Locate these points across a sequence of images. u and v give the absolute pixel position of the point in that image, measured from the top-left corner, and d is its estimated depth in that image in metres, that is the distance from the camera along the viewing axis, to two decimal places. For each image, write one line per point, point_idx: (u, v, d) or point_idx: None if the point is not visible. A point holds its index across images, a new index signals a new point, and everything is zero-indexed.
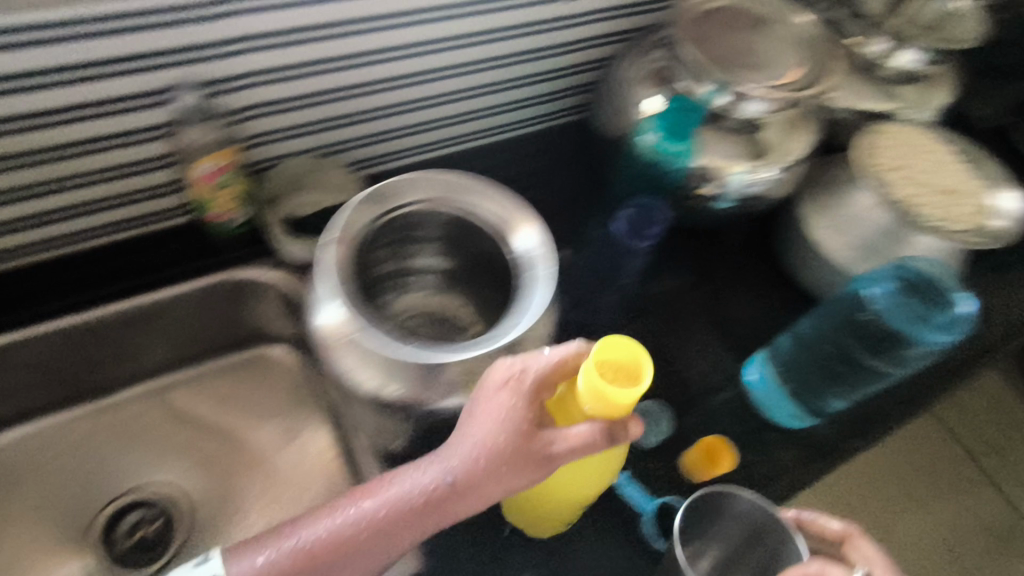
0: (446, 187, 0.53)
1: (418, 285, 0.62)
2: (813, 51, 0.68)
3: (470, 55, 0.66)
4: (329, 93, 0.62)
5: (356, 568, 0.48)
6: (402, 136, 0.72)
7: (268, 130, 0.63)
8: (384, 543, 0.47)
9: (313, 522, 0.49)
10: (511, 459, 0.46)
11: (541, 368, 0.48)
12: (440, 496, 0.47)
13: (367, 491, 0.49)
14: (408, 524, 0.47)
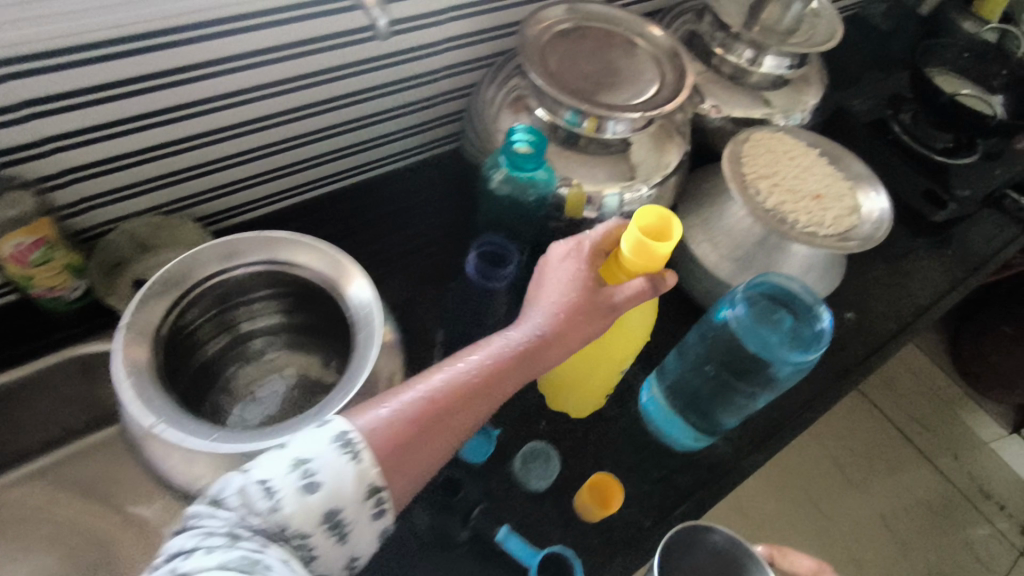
0: (250, 249, 0.49)
1: (264, 348, 0.57)
2: (668, 66, 0.67)
3: (311, 97, 0.63)
4: (156, 151, 0.58)
5: (427, 452, 0.43)
6: (254, 186, 0.68)
7: (93, 196, 0.59)
8: (469, 408, 0.45)
9: (391, 399, 0.43)
10: (586, 310, 0.51)
11: (594, 239, 0.55)
12: (530, 346, 0.49)
13: (446, 366, 0.46)
14: (487, 391, 0.46)
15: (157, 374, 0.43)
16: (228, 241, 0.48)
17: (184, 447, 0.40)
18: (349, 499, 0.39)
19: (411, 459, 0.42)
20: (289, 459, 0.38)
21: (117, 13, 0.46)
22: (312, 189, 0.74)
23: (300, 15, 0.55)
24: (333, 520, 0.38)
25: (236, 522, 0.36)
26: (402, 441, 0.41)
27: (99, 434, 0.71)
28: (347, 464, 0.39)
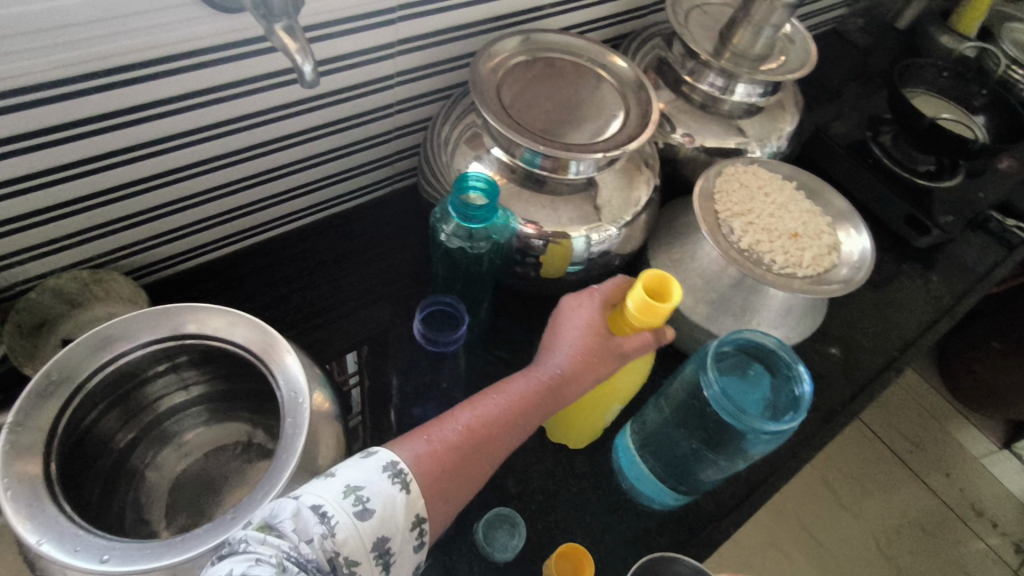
0: (154, 323, 0.44)
1: (191, 420, 0.53)
2: (633, 99, 0.64)
3: (246, 139, 0.58)
4: (73, 204, 0.53)
5: (465, 487, 0.42)
6: (197, 233, 0.64)
7: (5, 255, 0.53)
8: (498, 446, 0.44)
9: (427, 434, 0.42)
10: (600, 353, 0.50)
11: (605, 290, 0.53)
12: (558, 381, 0.48)
13: (474, 403, 0.45)
14: (515, 428, 0.46)
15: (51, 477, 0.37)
16: (124, 318, 0.43)
17: (73, 569, 0.34)
18: (398, 527, 0.37)
19: (445, 495, 0.41)
20: (341, 485, 0.36)
21: (6, 61, 0.41)
22: (257, 233, 0.70)
23: (224, 56, 0.50)
24: (379, 551, 0.36)
25: (287, 551, 0.32)
26: (438, 476, 0.40)
27: None
28: (396, 492, 0.38)
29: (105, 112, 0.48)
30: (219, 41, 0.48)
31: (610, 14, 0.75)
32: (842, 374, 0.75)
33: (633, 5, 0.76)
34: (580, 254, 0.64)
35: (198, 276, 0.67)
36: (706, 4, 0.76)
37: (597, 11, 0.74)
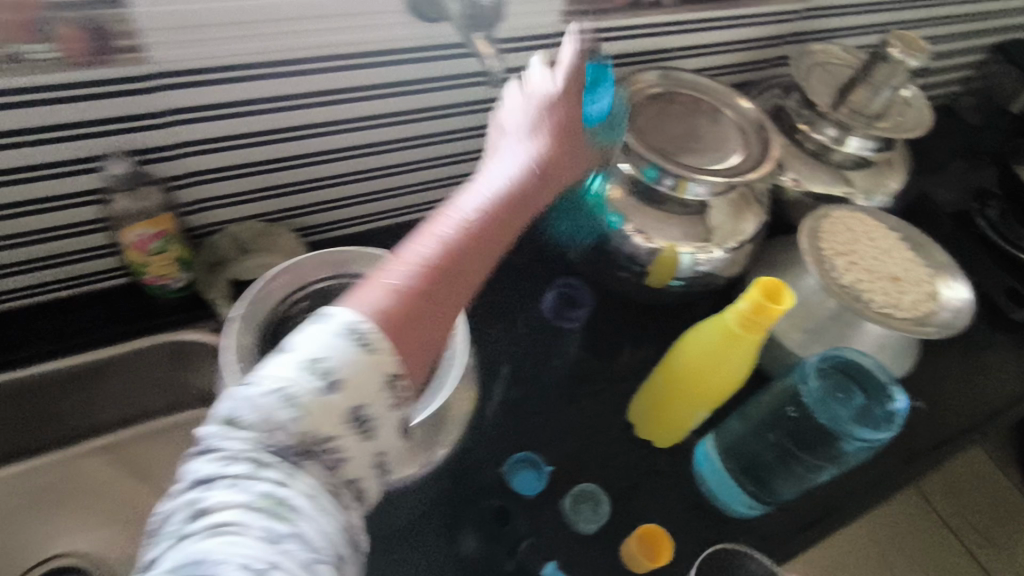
0: (352, 260, 0.57)
1: None
2: (751, 136, 0.69)
3: (408, 129, 0.68)
4: (267, 163, 0.63)
5: (464, 283, 0.41)
6: (352, 206, 0.74)
7: (204, 199, 0.63)
8: (486, 250, 0.42)
9: (388, 269, 0.39)
10: (556, 148, 0.49)
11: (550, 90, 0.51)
12: (513, 194, 0.45)
13: (427, 229, 0.41)
14: (473, 261, 0.41)
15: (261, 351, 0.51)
16: (341, 252, 0.56)
17: None
18: (371, 395, 0.36)
19: (424, 339, 0.39)
20: (300, 360, 0.35)
21: (259, 39, 0.53)
22: (397, 215, 0.78)
23: (412, 56, 0.60)
24: (355, 416, 0.36)
25: (255, 444, 0.33)
26: (399, 336, 0.37)
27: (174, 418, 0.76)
28: (358, 356, 0.35)
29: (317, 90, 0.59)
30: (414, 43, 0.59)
31: (734, 63, 0.82)
32: (926, 426, 0.76)
33: (757, 58, 0.83)
34: (686, 268, 0.71)
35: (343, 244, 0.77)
36: (828, 62, 0.81)
37: (724, 59, 0.81)
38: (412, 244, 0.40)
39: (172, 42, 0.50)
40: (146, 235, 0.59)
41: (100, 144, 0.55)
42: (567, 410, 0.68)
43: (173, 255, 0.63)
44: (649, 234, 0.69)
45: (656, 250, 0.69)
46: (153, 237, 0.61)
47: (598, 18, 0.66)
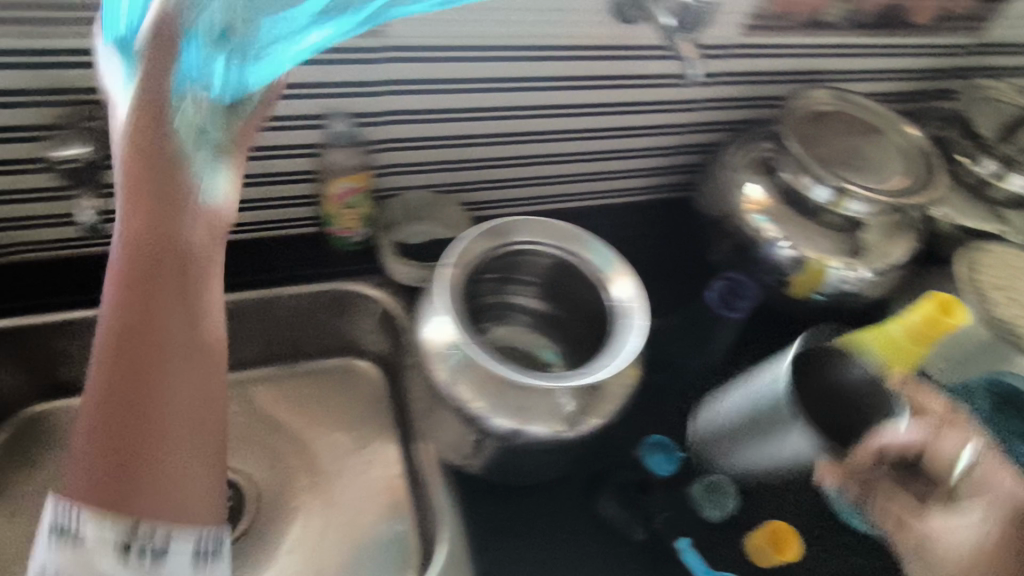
0: (565, 237, 0.60)
1: (508, 324, 0.65)
2: (918, 164, 0.71)
3: (581, 122, 0.73)
4: (452, 138, 0.68)
5: (160, 242, 0.39)
6: (515, 188, 0.78)
7: (394, 165, 0.69)
8: (151, 207, 0.39)
9: (105, 284, 0.38)
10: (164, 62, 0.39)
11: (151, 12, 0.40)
12: (153, 114, 0.40)
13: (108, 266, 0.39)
14: (178, 200, 0.41)
15: (456, 287, 0.56)
16: (559, 227, 0.60)
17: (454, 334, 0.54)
18: (109, 547, 0.33)
19: (177, 453, 0.36)
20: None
21: (483, 25, 0.59)
22: (547, 205, 0.82)
23: (604, 54, 0.65)
24: (134, 545, 0.34)
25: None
26: (114, 394, 0.36)
27: (327, 360, 0.85)
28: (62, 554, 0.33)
29: (517, 71, 0.64)
30: (610, 37, 0.64)
31: (897, 91, 0.83)
32: None
33: (919, 89, 0.84)
34: (831, 284, 0.72)
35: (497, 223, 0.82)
36: (999, 98, 0.80)
37: (888, 86, 0.82)
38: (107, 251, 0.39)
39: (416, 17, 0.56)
40: (350, 190, 0.66)
41: (326, 103, 0.60)
42: (702, 407, 0.70)
43: (364, 212, 0.70)
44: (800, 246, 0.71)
45: (805, 260, 0.71)
46: (339, 198, 0.67)
47: (774, 34, 0.70)
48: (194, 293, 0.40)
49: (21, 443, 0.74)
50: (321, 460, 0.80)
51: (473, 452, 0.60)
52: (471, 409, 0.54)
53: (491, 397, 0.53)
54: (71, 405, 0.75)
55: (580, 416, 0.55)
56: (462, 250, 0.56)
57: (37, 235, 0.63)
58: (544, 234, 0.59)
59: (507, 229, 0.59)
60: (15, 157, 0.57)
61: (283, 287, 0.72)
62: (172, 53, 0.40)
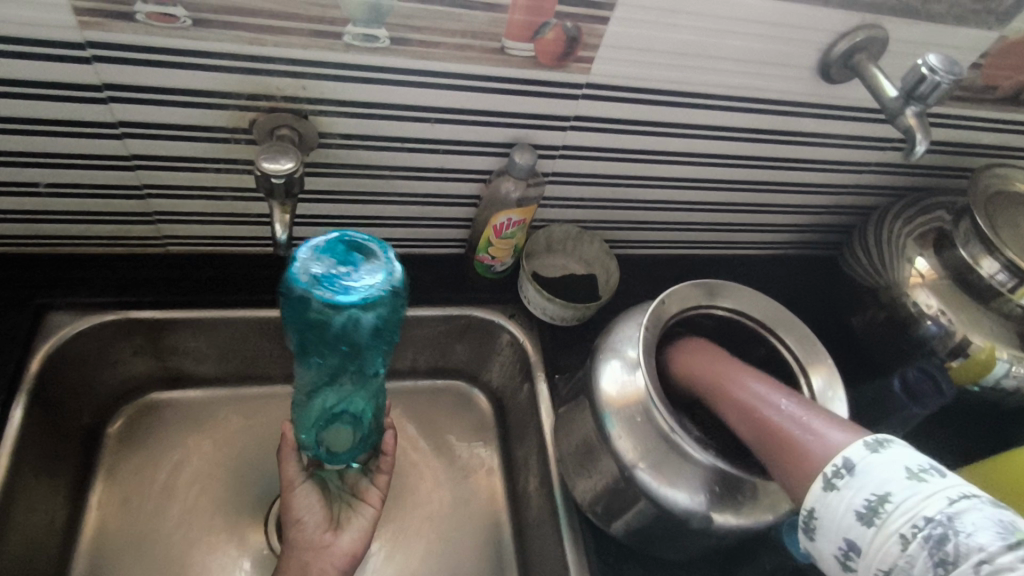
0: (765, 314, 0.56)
1: None
2: None
3: (743, 174, 0.70)
4: (615, 177, 0.67)
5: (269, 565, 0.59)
6: (657, 229, 0.76)
7: (552, 197, 0.68)
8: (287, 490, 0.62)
9: None
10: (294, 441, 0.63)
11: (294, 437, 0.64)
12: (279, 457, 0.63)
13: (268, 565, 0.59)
14: None
15: (648, 339, 0.52)
16: (779, 305, 0.56)
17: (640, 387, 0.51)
18: None
19: None
20: None
21: (685, 71, 0.56)
22: (674, 249, 0.80)
23: (790, 110, 0.62)
24: None
25: None
26: None
27: (435, 383, 0.82)
28: None
29: (700, 118, 0.61)
30: (802, 94, 0.61)
31: None
32: None
33: None
34: (995, 377, 0.66)
35: (631, 263, 0.79)
36: None
37: None
38: None
39: (620, 59, 0.54)
40: (510, 222, 0.63)
41: (509, 133, 0.58)
42: None
43: (515, 244, 0.67)
44: (956, 325, 0.66)
45: (968, 347, 0.66)
46: (498, 229, 0.64)
47: (968, 105, 0.65)
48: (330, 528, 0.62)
49: (137, 432, 0.72)
50: (422, 484, 0.76)
51: (622, 512, 0.55)
52: (633, 469, 0.51)
53: (661, 461, 0.50)
54: (190, 394, 0.76)
55: (749, 503, 0.49)
56: (668, 297, 0.54)
57: (192, 231, 0.64)
58: (752, 303, 0.56)
59: (714, 293, 0.56)
60: (193, 157, 0.55)
61: (416, 309, 0.71)
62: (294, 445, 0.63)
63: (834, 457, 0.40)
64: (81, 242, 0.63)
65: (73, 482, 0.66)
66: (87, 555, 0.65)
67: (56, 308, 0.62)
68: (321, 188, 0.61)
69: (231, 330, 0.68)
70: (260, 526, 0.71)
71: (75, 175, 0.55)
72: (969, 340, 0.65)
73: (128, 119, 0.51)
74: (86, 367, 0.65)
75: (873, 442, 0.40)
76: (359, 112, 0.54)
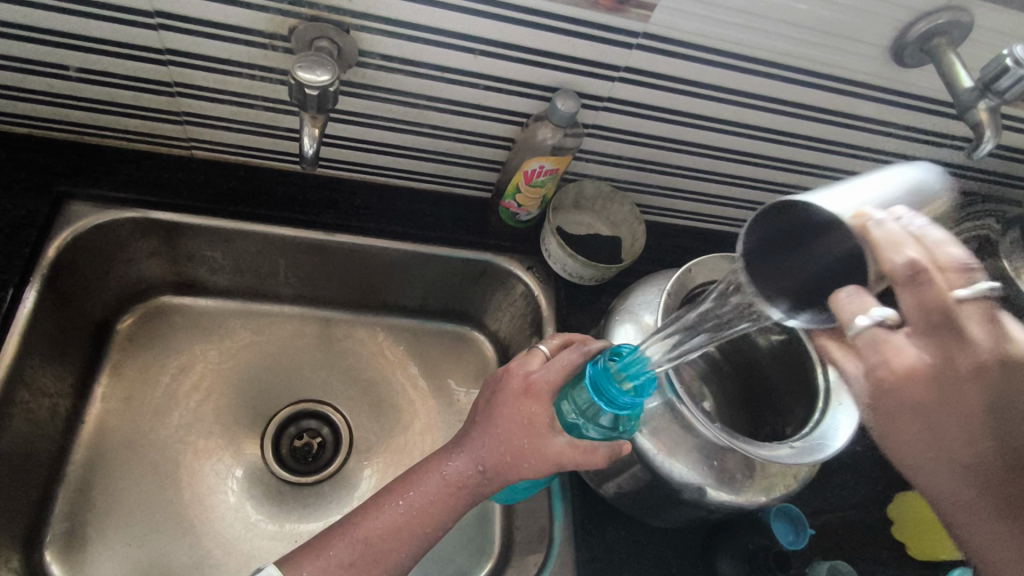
0: None
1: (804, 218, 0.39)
2: None
3: (788, 151, 0.67)
4: (655, 138, 0.64)
5: (438, 516, 0.48)
6: (690, 198, 0.74)
7: (588, 151, 0.65)
8: (525, 446, 0.47)
9: (396, 495, 0.49)
10: (545, 396, 0.48)
11: (537, 370, 0.50)
12: (530, 422, 0.47)
13: (413, 484, 0.49)
14: (464, 484, 0.48)
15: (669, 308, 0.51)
16: None
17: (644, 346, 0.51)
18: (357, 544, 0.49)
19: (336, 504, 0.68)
20: None
21: (750, 33, 0.53)
22: (701, 221, 0.78)
23: (853, 90, 0.59)
24: None
25: None
26: (412, 517, 0.48)
27: (443, 325, 0.82)
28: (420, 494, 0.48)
29: (755, 85, 0.58)
30: (867, 75, 0.57)
31: None
32: None
33: None
34: None
35: (657, 230, 0.77)
36: None
37: None
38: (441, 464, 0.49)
39: (680, 12, 0.50)
40: (541, 170, 0.61)
41: (552, 77, 0.56)
42: (831, 489, 0.66)
43: (543, 193, 0.64)
44: None
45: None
46: (526, 176, 0.62)
47: None
48: (493, 482, 0.48)
49: (145, 332, 0.73)
50: (416, 422, 0.77)
51: (614, 475, 0.54)
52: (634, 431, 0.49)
53: (658, 425, 0.49)
54: (201, 303, 0.76)
55: (743, 481, 0.48)
56: (694, 265, 0.53)
57: (218, 136, 0.63)
58: None
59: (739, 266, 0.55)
60: (228, 59, 0.53)
61: (434, 248, 0.70)
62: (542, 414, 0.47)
63: None
64: (108, 132, 0.62)
65: (80, 373, 0.67)
66: (88, 446, 0.67)
67: (76, 198, 0.61)
68: (352, 109, 0.59)
69: (245, 244, 0.67)
70: (256, 439, 0.73)
71: (107, 64, 0.54)
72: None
73: (166, 10, 0.49)
74: (102, 263, 0.65)
75: None
76: (401, 32, 0.51)
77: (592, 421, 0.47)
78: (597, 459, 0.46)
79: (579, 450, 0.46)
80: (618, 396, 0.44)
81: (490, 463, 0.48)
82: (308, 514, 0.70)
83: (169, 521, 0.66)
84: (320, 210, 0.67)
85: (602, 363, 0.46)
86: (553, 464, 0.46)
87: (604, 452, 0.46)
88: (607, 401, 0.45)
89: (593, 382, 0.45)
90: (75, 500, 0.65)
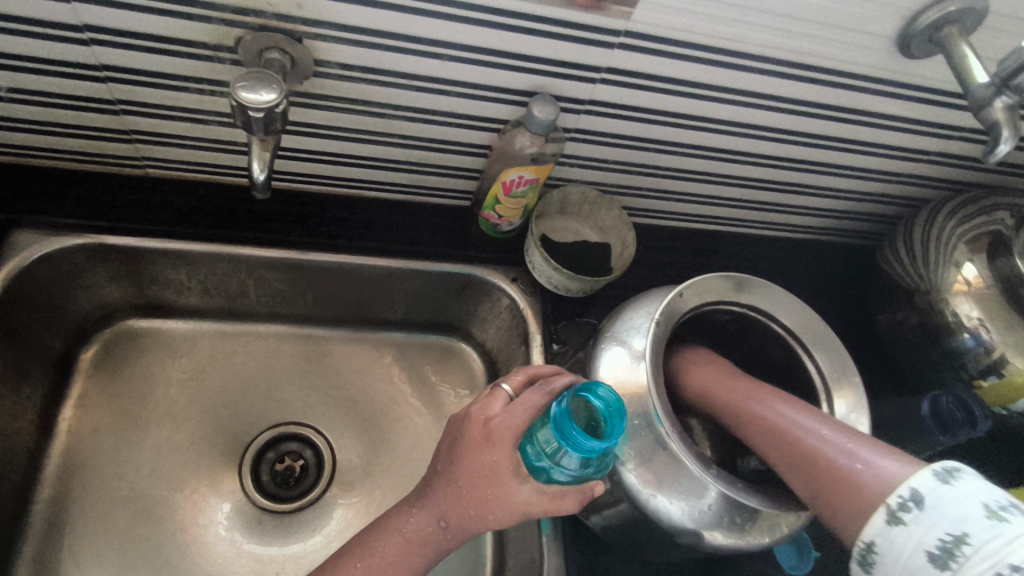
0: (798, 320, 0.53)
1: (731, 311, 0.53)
2: None
3: (785, 149, 0.62)
4: (643, 140, 0.60)
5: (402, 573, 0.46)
6: (682, 199, 0.69)
7: (571, 155, 0.61)
8: (488, 499, 0.45)
9: (357, 555, 0.47)
10: (506, 444, 0.45)
11: (497, 414, 0.47)
12: (491, 474, 0.45)
13: (374, 540, 0.47)
14: (427, 539, 0.47)
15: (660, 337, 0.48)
16: (812, 315, 0.53)
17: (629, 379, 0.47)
18: None
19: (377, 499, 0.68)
20: None
21: (743, 27, 0.48)
22: (695, 222, 0.74)
23: (855, 84, 0.54)
24: None
25: None
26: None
27: (427, 338, 0.78)
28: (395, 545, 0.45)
29: (749, 82, 0.53)
30: (871, 67, 0.52)
31: None
32: None
33: None
34: None
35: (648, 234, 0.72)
36: None
37: None
38: (402, 519, 0.47)
39: (664, 7, 0.45)
40: (521, 180, 0.57)
41: (528, 80, 0.51)
42: None
43: (524, 203, 0.60)
44: (998, 343, 0.59)
45: (1004, 366, 0.59)
46: (505, 187, 0.58)
47: None
48: (458, 534, 0.47)
49: (109, 360, 0.69)
50: (401, 442, 0.73)
51: (603, 509, 0.51)
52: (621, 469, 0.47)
53: (646, 464, 0.46)
54: (169, 326, 0.72)
55: (744, 526, 0.45)
56: (684, 290, 0.50)
57: (171, 153, 0.58)
58: (775, 302, 0.53)
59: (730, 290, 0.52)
60: (169, 73, 0.49)
61: (412, 262, 0.65)
62: (504, 465, 0.45)
63: (899, 487, 0.39)
64: (53, 154, 0.58)
65: (41, 407, 0.64)
66: (53, 483, 0.64)
67: (21, 226, 0.57)
68: (313, 122, 0.55)
69: (207, 266, 0.63)
70: (233, 467, 0.69)
71: (39, 82, 0.50)
72: (1008, 360, 0.58)
73: (94, 24, 0.44)
74: (56, 293, 0.61)
75: (943, 473, 0.38)
76: (358, 39, 0.47)
77: (559, 463, 0.45)
78: (569, 504, 0.45)
79: (547, 499, 0.44)
80: (583, 441, 0.41)
81: (452, 516, 0.46)
82: (290, 544, 0.67)
83: (141, 559, 0.63)
84: (287, 228, 0.63)
85: (566, 404, 0.43)
86: (519, 512, 0.44)
87: (576, 498, 0.45)
88: (572, 445, 0.41)
89: (556, 424, 0.42)
90: (41, 541, 0.62)
